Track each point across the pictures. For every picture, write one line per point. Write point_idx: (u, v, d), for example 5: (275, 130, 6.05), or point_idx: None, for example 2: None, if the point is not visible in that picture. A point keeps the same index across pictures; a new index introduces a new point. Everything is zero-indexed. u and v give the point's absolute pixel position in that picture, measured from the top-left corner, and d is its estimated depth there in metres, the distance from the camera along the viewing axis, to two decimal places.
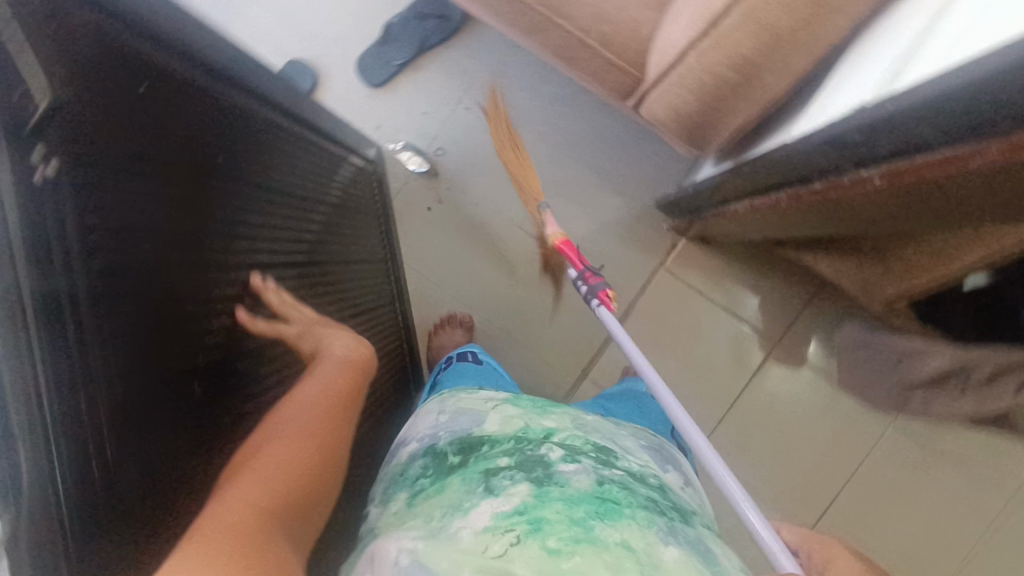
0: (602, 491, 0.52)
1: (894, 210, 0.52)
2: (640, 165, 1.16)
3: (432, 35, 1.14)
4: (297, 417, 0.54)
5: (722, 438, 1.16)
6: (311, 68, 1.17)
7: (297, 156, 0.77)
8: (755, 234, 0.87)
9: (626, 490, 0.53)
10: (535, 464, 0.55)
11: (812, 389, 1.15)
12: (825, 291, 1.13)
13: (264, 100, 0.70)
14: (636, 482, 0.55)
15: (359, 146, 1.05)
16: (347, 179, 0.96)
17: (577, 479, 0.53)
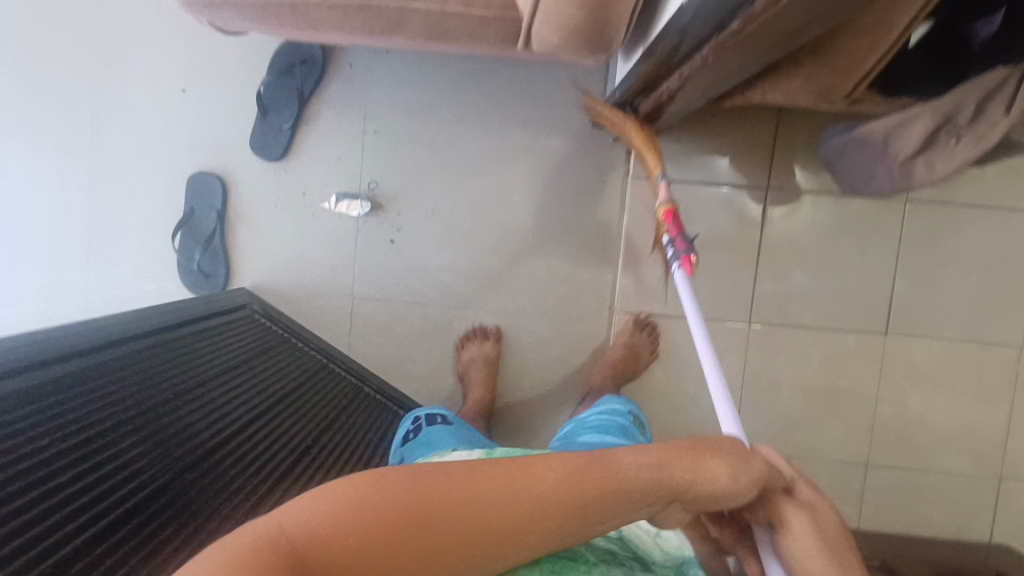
0: (560, 551, 0.53)
1: (818, 10, 0.50)
2: (560, 95, 1.13)
3: (307, 81, 1.11)
4: (528, 479, 0.44)
5: (763, 297, 1.16)
6: (214, 172, 1.13)
7: (202, 356, 0.86)
8: (695, 103, 0.85)
9: (581, 556, 0.51)
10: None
11: (820, 210, 1.13)
12: (786, 116, 1.11)
13: (137, 342, 0.78)
14: (590, 541, 0.56)
15: (237, 301, 1.06)
16: (249, 335, 1.00)
17: None
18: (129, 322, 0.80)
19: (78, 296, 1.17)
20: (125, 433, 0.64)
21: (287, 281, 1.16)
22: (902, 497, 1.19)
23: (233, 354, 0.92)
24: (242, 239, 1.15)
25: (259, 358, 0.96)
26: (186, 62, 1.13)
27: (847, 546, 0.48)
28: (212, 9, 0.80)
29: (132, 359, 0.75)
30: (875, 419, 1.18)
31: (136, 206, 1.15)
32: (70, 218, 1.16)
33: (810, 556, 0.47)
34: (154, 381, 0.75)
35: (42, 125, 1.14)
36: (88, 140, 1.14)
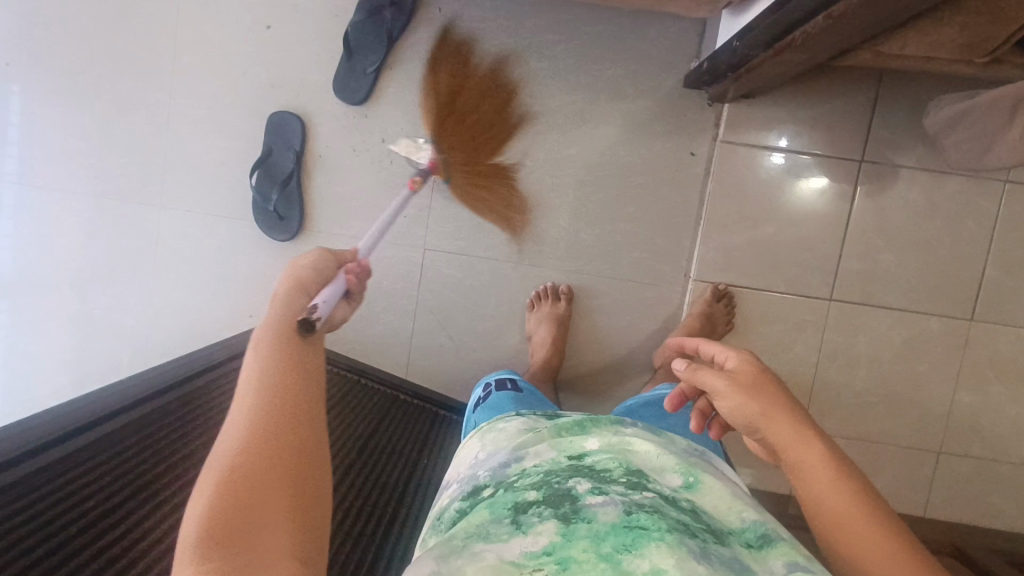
0: (631, 519, 0.45)
1: None
2: (651, 53, 1.10)
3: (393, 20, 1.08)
4: (268, 428, 0.46)
5: (846, 273, 1.13)
6: (294, 114, 1.12)
7: None
8: (817, 56, 0.80)
9: (656, 514, 0.45)
10: (562, 497, 0.48)
11: (913, 188, 1.09)
12: (887, 87, 1.07)
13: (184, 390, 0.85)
14: (668, 507, 0.48)
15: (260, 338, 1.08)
16: None
17: (605, 511, 0.46)
18: (175, 374, 0.86)
19: (154, 234, 1.18)
20: (165, 476, 0.72)
21: (360, 229, 1.15)
22: (972, 488, 1.16)
23: None
24: (315, 184, 1.14)
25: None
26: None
27: (769, 380, 0.56)
28: None
29: (175, 404, 0.82)
30: (952, 406, 1.14)
31: (214, 144, 1.14)
32: (148, 153, 1.16)
33: (729, 400, 0.56)
34: (198, 427, 0.82)
35: (124, 57, 1.13)
36: (168, 73, 1.13)
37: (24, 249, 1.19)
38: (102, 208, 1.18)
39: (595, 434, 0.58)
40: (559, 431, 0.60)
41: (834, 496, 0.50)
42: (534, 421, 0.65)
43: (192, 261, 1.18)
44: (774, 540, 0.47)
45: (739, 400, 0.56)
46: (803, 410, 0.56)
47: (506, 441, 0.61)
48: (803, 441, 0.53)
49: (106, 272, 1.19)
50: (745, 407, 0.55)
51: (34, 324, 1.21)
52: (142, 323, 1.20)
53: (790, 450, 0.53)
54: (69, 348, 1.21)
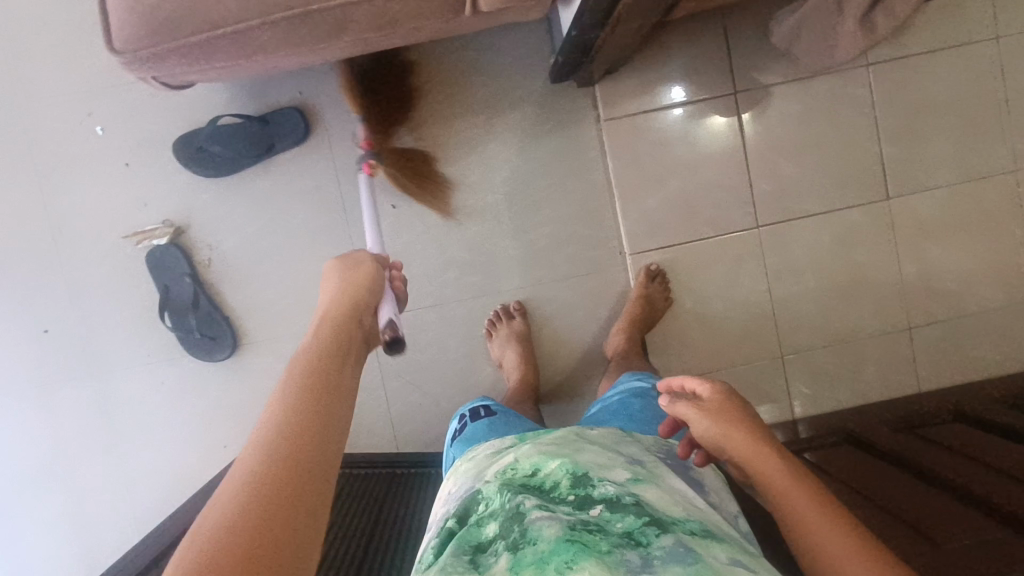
0: (575, 535, 0.47)
1: None
2: (511, 63, 1.13)
3: (281, 138, 1.10)
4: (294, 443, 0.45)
5: (763, 198, 1.17)
6: (190, 240, 1.11)
7: None
8: (648, 19, 0.84)
9: (599, 533, 0.48)
10: (512, 523, 0.50)
11: (789, 101, 1.15)
12: (730, 21, 1.13)
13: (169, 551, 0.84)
14: (610, 513, 0.51)
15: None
16: None
17: (546, 526, 0.48)
18: (150, 547, 0.86)
19: (100, 401, 1.14)
20: None
21: (299, 324, 1.14)
22: (951, 350, 1.20)
23: None
24: (236, 296, 1.13)
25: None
26: (134, 137, 1.10)
27: (736, 407, 0.60)
28: (151, 63, 0.78)
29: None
30: (903, 283, 1.19)
31: (128, 294, 1.12)
32: (64, 324, 1.13)
33: (698, 425, 0.60)
34: None
35: (7, 240, 1.11)
36: (59, 243, 1.11)
37: None
38: (38, 392, 1.14)
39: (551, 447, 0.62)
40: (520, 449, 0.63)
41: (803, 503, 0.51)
42: (501, 443, 0.68)
43: (144, 413, 1.15)
44: (717, 534, 0.51)
45: (705, 425, 0.60)
46: (769, 433, 0.58)
47: (476, 467, 0.64)
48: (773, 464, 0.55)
49: (63, 454, 1.15)
50: (711, 431, 0.59)
51: (8, 533, 1.16)
52: (117, 491, 1.16)
53: (751, 466, 0.56)
54: (52, 544, 1.16)
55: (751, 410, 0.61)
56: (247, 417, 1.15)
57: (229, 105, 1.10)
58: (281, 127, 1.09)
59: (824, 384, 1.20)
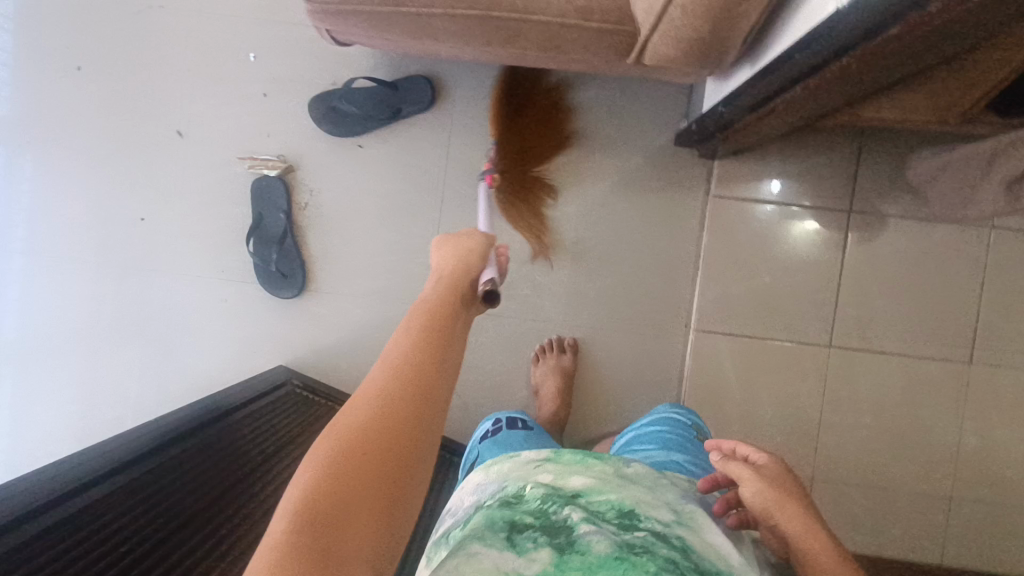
0: (623, 554, 0.47)
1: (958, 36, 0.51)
2: (642, 115, 1.16)
3: (408, 105, 1.14)
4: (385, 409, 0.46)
5: (843, 321, 1.15)
6: (297, 179, 1.17)
7: (257, 444, 0.91)
8: (795, 120, 0.85)
9: (647, 554, 0.48)
10: (559, 528, 0.50)
11: (900, 236, 1.13)
12: (868, 142, 1.12)
13: (195, 430, 0.86)
14: (659, 542, 0.50)
15: (276, 379, 1.10)
16: (289, 414, 1.03)
17: (596, 542, 0.48)
18: (177, 416, 0.88)
19: (162, 298, 1.20)
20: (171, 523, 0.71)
21: (365, 288, 1.18)
22: (987, 536, 1.14)
23: (285, 433, 0.97)
24: (317, 244, 1.17)
25: (299, 436, 0.98)
26: (278, 71, 1.17)
27: (787, 477, 0.59)
28: (333, 16, 0.82)
29: (169, 464, 0.78)
30: (959, 452, 1.14)
31: (223, 209, 1.18)
32: (159, 217, 1.19)
33: (750, 487, 0.57)
34: (212, 473, 0.82)
35: (137, 127, 1.19)
36: (179, 144, 1.18)
37: (36, 313, 1.21)
38: (116, 271, 1.20)
39: (597, 470, 0.60)
40: (555, 465, 0.61)
41: None
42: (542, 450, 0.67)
43: (199, 321, 1.20)
44: None
45: (760, 491, 0.57)
46: (821, 517, 0.56)
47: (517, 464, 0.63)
48: (821, 548, 0.54)
49: (117, 334, 1.21)
50: (767, 500, 0.56)
51: (44, 390, 1.22)
52: (150, 384, 1.21)
53: (806, 546, 0.54)
54: (80, 413, 1.21)
55: (799, 484, 0.59)
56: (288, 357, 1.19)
57: (372, 70, 1.16)
58: (408, 94, 1.14)
59: (845, 522, 1.16)
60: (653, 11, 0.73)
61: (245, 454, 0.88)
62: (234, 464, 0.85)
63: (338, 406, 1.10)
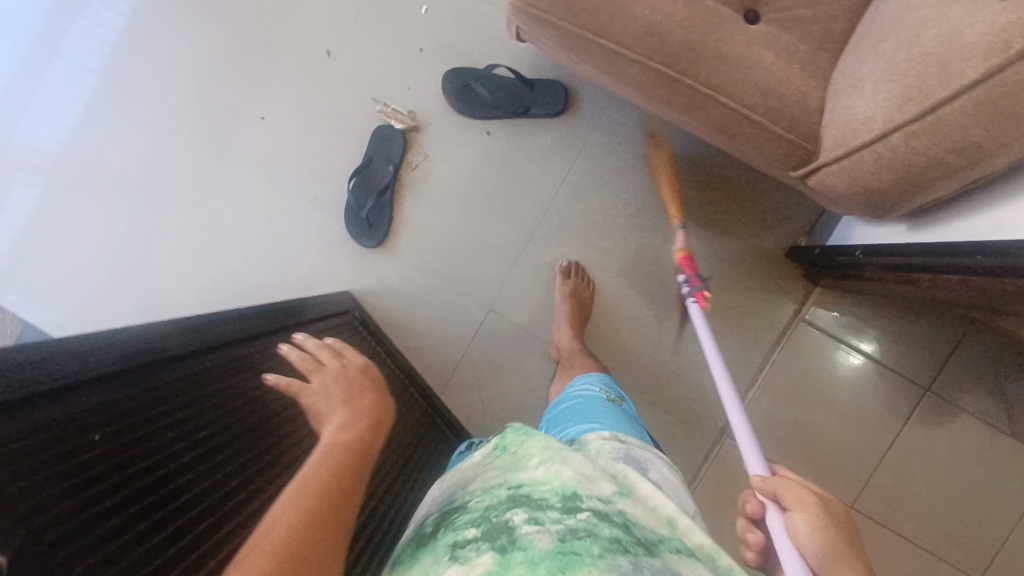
0: (564, 544, 0.48)
1: None
2: (765, 215, 1.14)
3: (539, 105, 1.13)
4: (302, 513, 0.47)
5: (874, 488, 1.12)
6: (417, 141, 1.16)
7: (316, 361, 0.90)
8: (926, 295, 0.82)
9: (590, 538, 0.49)
10: (501, 529, 0.51)
11: (966, 432, 1.10)
12: (974, 331, 1.09)
13: (270, 331, 0.84)
14: (602, 522, 0.51)
15: (340, 306, 1.07)
16: (348, 341, 1.01)
17: (538, 539, 0.49)
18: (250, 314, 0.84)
19: (247, 198, 1.21)
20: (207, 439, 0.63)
21: (437, 267, 1.17)
22: None
23: None
24: (409, 208, 1.17)
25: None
26: (441, 32, 1.15)
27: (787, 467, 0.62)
28: (532, 21, 0.81)
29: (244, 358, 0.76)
30: None
31: (337, 140, 1.18)
32: (277, 123, 1.20)
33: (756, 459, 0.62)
34: (278, 379, 0.79)
35: (292, 31, 1.19)
36: (322, 64, 1.18)
37: (132, 162, 1.23)
38: (217, 157, 1.22)
39: (537, 456, 0.60)
40: (499, 462, 0.63)
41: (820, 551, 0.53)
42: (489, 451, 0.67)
43: (273, 233, 1.20)
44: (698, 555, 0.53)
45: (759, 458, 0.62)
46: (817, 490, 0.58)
47: (468, 473, 0.66)
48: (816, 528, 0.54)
49: (196, 213, 1.22)
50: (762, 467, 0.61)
51: (109, 235, 1.23)
52: (206, 271, 1.21)
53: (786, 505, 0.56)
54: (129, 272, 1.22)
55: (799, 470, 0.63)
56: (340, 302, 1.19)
57: (530, 68, 1.14)
58: (542, 96, 1.13)
59: None
60: (847, 147, 0.70)
61: None
62: (299, 378, 0.83)
63: (388, 354, 1.10)
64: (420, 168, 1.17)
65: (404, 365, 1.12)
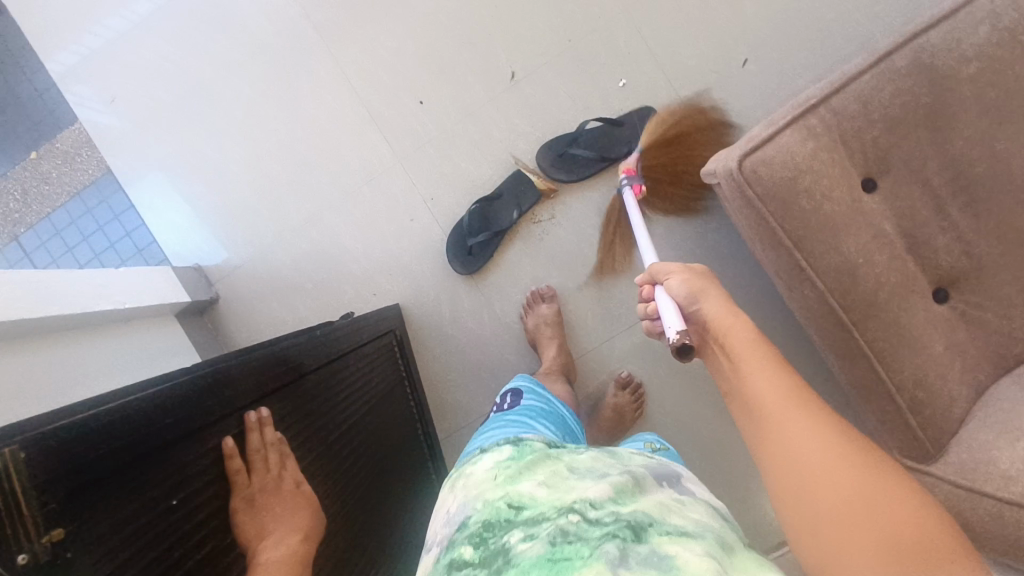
0: (554, 556, 0.42)
1: None
2: None
3: (625, 142, 1.08)
4: None
5: None
6: (552, 199, 1.12)
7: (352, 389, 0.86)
8: None
9: (579, 545, 0.43)
10: (494, 553, 0.46)
11: None
12: None
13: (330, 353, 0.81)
14: (591, 522, 0.45)
15: (383, 326, 1.04)
16: (379, 369, 0.99)
17: (528, 555, 0.43)
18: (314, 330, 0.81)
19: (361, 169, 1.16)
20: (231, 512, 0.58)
21: (509, 325, 1.14)
22: None
23: (372, 390, 0.93)
24: (511, 257, 1.14)
25: (371, 407, 0.91)
26: (628, 111, 1.10)
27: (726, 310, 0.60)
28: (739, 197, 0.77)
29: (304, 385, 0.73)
30: None
31: (477, 159, 1.14)
32: (434, 114, 1.14)
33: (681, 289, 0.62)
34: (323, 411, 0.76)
35: (493, 34, 1.13)
36: (500, 80, 1.13)
37: (268, 70, 1.17)
38: (350, 116, 1.16)
39: (537, 470, 0.55)
40: (490, 463, 0.59)
41: (770, 389, 0.52)
42: (492, 449, 0.64)
43: (378, 213, 1.17)
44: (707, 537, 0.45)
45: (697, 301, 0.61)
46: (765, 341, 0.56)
47: (468, 471, 0.62)
48: (762, 372, 0.54)
49: (314, 151, 1.17)
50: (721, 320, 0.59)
51: (217, 127, 1.19)
52: (298, 211, 1.18)
53: (743, 364, 0.55)
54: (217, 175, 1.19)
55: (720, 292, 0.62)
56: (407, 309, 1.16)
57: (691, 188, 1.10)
58: (626, 133, 1.07)
59: None
60: (971, 482, 0.69)
61: (347, 401, 0.83)
62: (338, 409, 0.80)
63: (408, 388, 1.07)
64: (543, 225, 1.12)
65: (421, 401, 1.09)
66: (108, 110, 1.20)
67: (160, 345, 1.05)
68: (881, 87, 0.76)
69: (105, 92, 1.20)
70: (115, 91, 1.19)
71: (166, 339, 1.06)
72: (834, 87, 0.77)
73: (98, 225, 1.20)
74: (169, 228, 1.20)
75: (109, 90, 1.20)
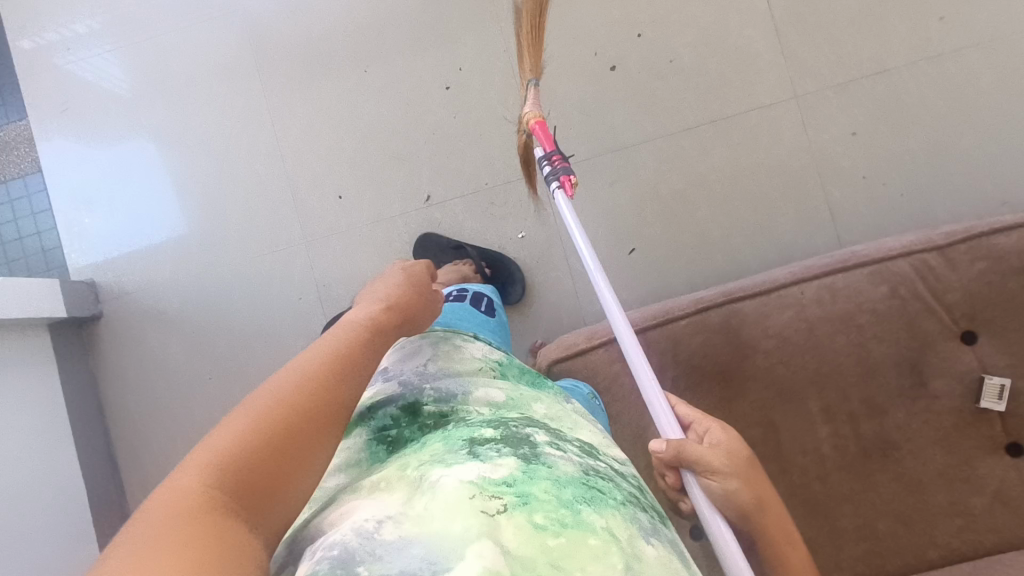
0: (588, 479, 0.53)
1: None
2: None
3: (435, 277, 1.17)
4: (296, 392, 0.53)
5: None
6: None
7: None
8: None
9: (610, 484, 0.55)
10: (523, 441, 0.56)
11: None
12: None
13: None
14: (621, 478, 0.58)
15: None
16: None
17: (565, 464, 0.54)
18: None
19: (271, 241, 1.23)
20: None
21: None
22: None
23: None
24: None
25: None
26: (521, 260, 1.19)
27: (743, 451, 0.61)
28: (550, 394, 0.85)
29: None
30: None
31: (376, 262, 1.21)
32: (350, 210, 1.22)
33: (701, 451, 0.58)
34: None
35: (424, 155, 1.20)
36: (418, 199, 1.21)
37: (220, 126, 1.24)
38: (277, 190, 1.23)
39: (549, 412, 0.66)
40: (504, 386, 0.69)
41: (773, 512, 0.62)
42: (488, 365, 0.73)
43: (273, 285, 1.23)
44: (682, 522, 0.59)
45: (704, 460, 0.58)
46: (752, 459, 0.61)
47: (459, 367, 0.71)
48: (768, 505, 0.61)
49: (231, 214, 1.24)
50: (726, 466, 0.58)
51: (155, 161, 1.25)
52: (201, 263, 1.25)
53: (753, 495, 0.60)
54: (139, 207, 1.25)
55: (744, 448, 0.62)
56: (272, 378, 1.23)
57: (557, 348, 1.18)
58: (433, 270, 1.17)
59: None
60: None
61: None
62: None
63: None
64: None
65: None
66: (61, 118, 1.26)
67: (19, 352, 1.08)
68: (691, 334, 0.85)
69: (62, 101, 1.26)
70: (71, 103, 1.26)
71: (32, 346, 1.11)
72: (657, 320, 0.86)
73: (15, 216, 1.25)
74: (80, 241, 1.26)
75: (119, 90, 1.25)
